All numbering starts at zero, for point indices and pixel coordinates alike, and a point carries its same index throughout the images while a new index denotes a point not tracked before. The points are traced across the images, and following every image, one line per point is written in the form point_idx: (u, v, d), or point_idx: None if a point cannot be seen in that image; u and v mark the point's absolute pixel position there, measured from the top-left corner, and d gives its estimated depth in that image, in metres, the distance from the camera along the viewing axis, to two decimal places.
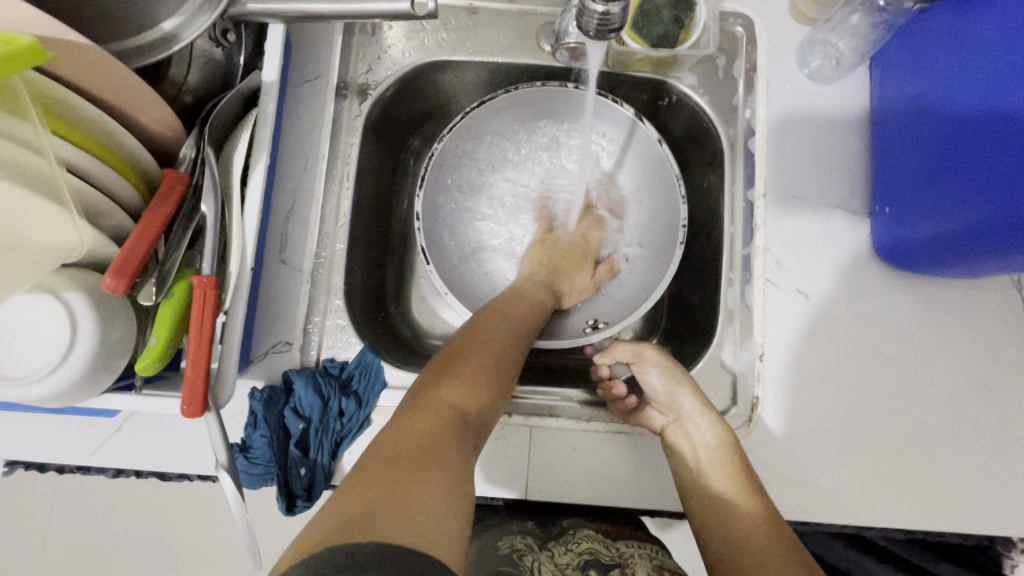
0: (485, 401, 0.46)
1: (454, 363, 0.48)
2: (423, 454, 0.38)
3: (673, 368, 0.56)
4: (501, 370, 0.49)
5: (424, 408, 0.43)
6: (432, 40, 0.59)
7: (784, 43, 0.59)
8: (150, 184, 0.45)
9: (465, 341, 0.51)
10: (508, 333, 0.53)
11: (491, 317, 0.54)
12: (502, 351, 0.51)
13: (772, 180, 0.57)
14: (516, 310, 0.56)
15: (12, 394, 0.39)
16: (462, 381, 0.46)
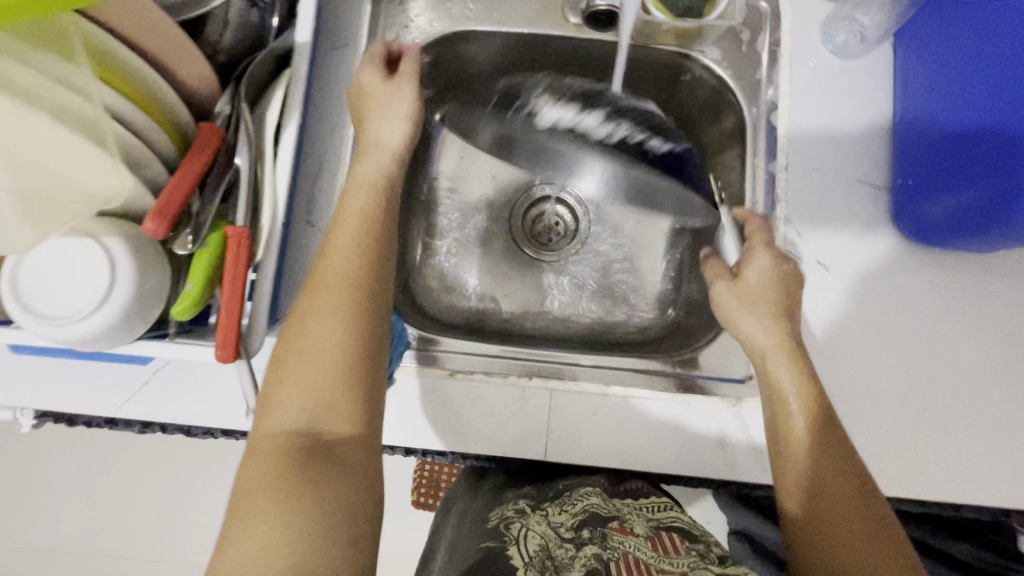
0: (322, 395, 0.38)
1: (275, 368, 0.40)
2: (254, 506, 0.34)
3: (753, 295, 0.49)
4: (324, 353, 0.39)
5: (259, 437, 0.38)
6: (459, 10, 0.60)
7: (809, 20, 0.59)
8: (184, 138, 0.46)
9: (287, 328, 0.41)
10: (334, 298, 0.41)
11: (319, 276, 0.42)
12: (328, 331, 0.40)
13: (793, 153, 0.57)
14: (345, 253, 0.43)
15: (47, 334, 0.40)
16: (286, 393, 0.38)
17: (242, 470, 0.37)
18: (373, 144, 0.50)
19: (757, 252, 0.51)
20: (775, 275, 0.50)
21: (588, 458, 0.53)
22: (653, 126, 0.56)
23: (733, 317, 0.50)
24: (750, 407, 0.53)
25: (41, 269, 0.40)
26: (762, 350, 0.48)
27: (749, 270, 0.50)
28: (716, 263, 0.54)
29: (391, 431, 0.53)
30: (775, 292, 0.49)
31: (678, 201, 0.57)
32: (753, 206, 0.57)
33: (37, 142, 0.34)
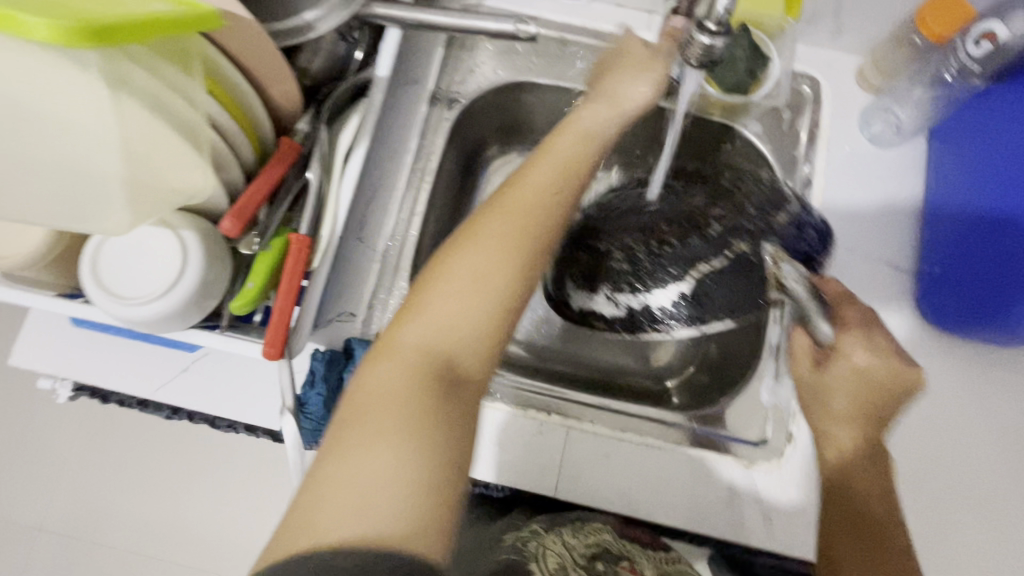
0: (469, 330, 0.40)
1: (429, 287, 0.41)
2: (383, 420, 0.35)
3: (830, 394, 0.49)
4: (487, 290, 0.40)
5: (396, 348, 0.39)
6: (523, 62, 0.65)
7: (848, 107, 0.63)
8: (264, 149, 0.50)
9: (447, 252, 0.43)
10: (506, 243, 0.42)
11: (491, 215, 0.43)
12: (498, 268, 0.41)
13: (823, 230, 0.60)
14: (531, 200, 0.44)
15: (116, 313, 0.43)
16: (437, 313, 0.40)
17: (371, 375, 0.38)
18: (622, 100, 0.50)
19: (844, 354, 0.48)
20: (862, 379, 0.47)
21: (597, 499, 0.54)
22: (685, 258, 0.55)
23: (806, 397, 0.50)
24: (763, 470, 0.54)
25: (122, 252, 0.44)
26: (832, 433, 0.49)
27: (831, 369, 0.48)
28: (802, 340, 0.51)
29: None
30: (853, 393, 0.48)
31: (721, 302, 0.55)
32: None
33: (151, 142, 0.38)
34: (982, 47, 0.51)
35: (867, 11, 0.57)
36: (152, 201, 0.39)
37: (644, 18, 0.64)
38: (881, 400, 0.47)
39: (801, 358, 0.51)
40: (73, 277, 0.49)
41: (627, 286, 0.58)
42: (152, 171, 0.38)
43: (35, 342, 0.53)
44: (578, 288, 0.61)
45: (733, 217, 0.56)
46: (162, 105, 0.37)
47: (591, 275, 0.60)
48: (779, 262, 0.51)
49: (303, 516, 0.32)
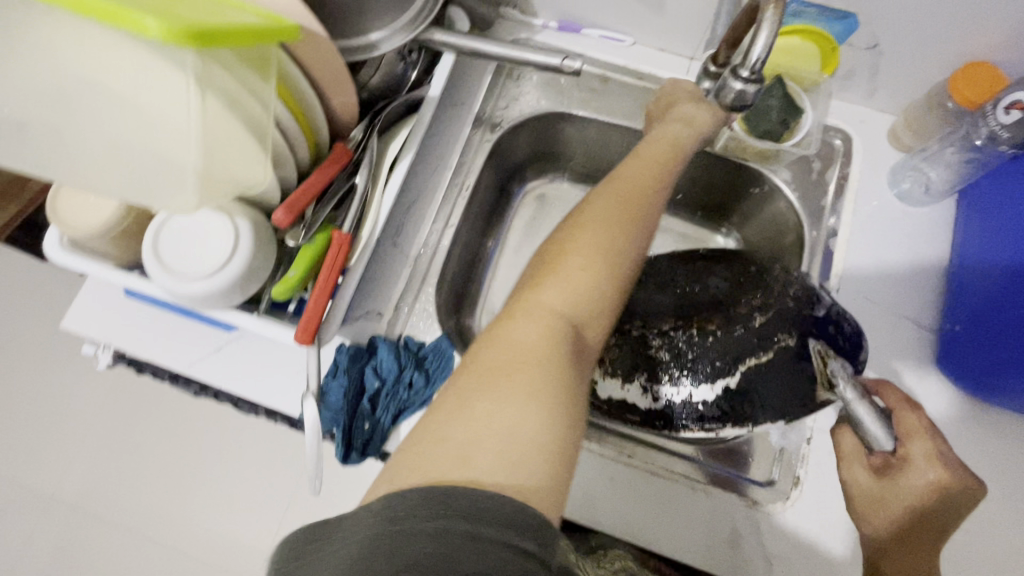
0: (597, 302, 0.41)
1: (558, 258, 0.43)
2: (518, 373, 0.36)
3: (891, 511, 0.42)
4: (614, 264, 0.42)
5: (532, 310, 0.40)
6: (565, 93, 0.68)
7: (877, 163, 0.64)
8: (319, 151, 0.54)
9: (573, 227, 0.45)
10: (617, 221, 0.44)
11: (605, 196, 0.46)
12: (611, 243, 0.43)
13: (846, 279, 0.60)
14: (632, 188, 0.47)
15: (167, 288, 0.47)
16: (568, 281, 0.41)
17: (503, 335, 0.39)
18: (698, 115, 0.51)
19: (912, 465, 0.41)
20: (932, 495, 0.40)
21: (600, 522, 0.54)
22: (729, 352, 0.49)
23: (863, 508, 0.43)
24: (767, 512, 0.53)
25: (179, 233, 0.48)
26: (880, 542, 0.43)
27: (899, 483, 0.41)
28: (852, 441, 0.45)
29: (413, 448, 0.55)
30: (921, 513, 0.40)
31: (770, 405, 0.47)
32: None
33: (224, 136, 0.42)
34: (1011, 115, 0.52)
35: (902, 73, 0.59)
36: (219, 189, 0.44)
37: (684, 63, 0.67)
38: (946, 521, 0.40)
39: (846, 461, 0.45)
40: (131, 252, 0.53)
41: (664, 376, 0.52)
42: (221, 161, 0.43)
43: (86, 310, 0.57)
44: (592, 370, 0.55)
45: (777, 304, 0.50)
46: (238, 104, 0.42)
47: (620, 360, 0.54)
48: (827, 358, 0.45)
49: (454, 458, 0.32)
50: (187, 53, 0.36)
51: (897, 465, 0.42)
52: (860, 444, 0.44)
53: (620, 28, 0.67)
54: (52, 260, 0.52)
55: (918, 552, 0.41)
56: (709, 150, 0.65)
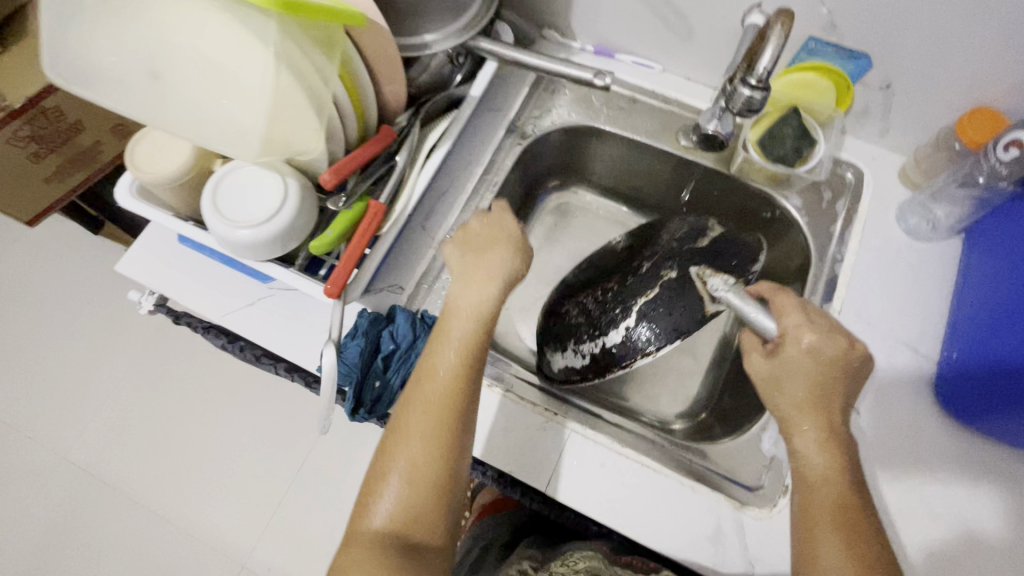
0: (424, 503, 0.47)
1: (377, 478, 0.48)
2: None
3: (781, 378, 0.49)
4: (429, 474, 0.47)
5: (365, 530, 0.46)
6: (594, 109, 0.73)
7: (888, 198, 0.67)
8: (367, 132, 0.60)
9: (394, 432, 0.49)
10: (433, 428, 0.48)
11: (416, 405, 0.50)
12: (423, 451, 0.48)
13: (849, 303, 0.62)
14: (441, 384, 0.50)
15: (217, 233, 0.52)
16: (389, 499, 0.47)
17: (340, 564, 0.45)
18: (495, 270, 0.54)
19: (789, 337, 0.49)
20: (812, 359, 0.48)
21: (588, 506, 0.55)
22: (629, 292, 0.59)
23: (762, 390, 0.50)
24: (753, 515, 0.54)
25: (230, 187, 0.53)
26: (795, 430, 0.48)
27: (784, 356, 0.49)
28: (751, 338, 0.53)
29: None
30: (811, 376, 0.47)
31: (671, 324, 0.55)
32: None
33: (288, 102, 0.47)
34: (1010, 152, 0.54)
35: (914, 114, 0.63)
36: (274, 150, 0.49)
37: (709, 93, 0.73)
38: (837, 376, 0.48)
39: (745, 350, 0.53)
40: (188, 205, 0.59)
41: (586, 336, 0.60)
42: (282, 124, 0.48)
43: (138, 257, 0.63)
44: (545, 355, 0.65)
45: (665, 249, 0.61)
46: (302, 74, 0.48)
47: (561, 337, 0.63)
48: (706, 278, 0.54)
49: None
50: (267, 16, 0.43)
51: (781, 345, 0.49)
52: (756, 338, 0.52)
53: (651, 56, 0.73)
54: (120, 204, 0.58)
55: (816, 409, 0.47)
56: (724, 171, 0.70)
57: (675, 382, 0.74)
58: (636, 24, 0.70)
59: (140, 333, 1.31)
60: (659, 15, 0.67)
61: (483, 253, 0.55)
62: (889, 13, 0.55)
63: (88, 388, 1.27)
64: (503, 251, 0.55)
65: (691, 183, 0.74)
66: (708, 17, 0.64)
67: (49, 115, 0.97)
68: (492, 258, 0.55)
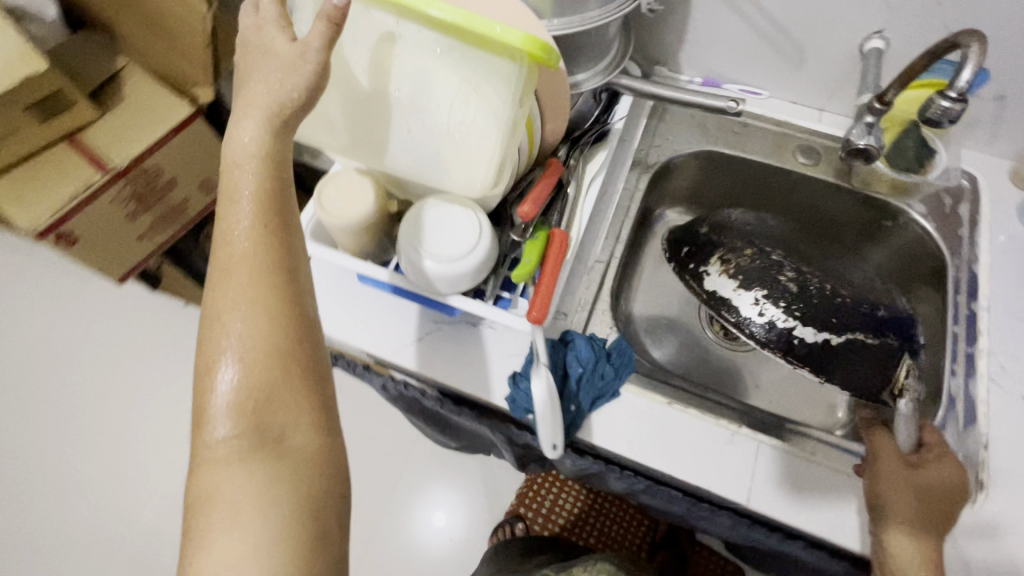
0: (281, 389, 0.38)
1: (206, 362, 0.39)
2: (229, 485, 0.37)
3: (924, 487, 0.53)
4: (262, 353, 0.38)
5: (212, 431, 0.38)
6: (711, 133, 0.77)
7: (1006, 200, 0.71)
8: (533, 165, 0.62)
9: (211, 320, 0.39)
10: (262, 302, 0.38)
11: (230, 283, 0.39)
12: (251, 326, 0.38)
13: (994, 299, 0.66)
14: (245, 249, 0.39)
15: (412, 268, 0.54)
16: (226, 385, 0.38)
17: (207, 482, 0.37)
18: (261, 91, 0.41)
19: (940, 459, 0.55)
20: (951, 484, 0.53)
21: (793, 517, 0.56)
22: (835, 319, 0.59)
23: (886, 486, 0.53)
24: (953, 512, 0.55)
25: (416, 223, 0.55)
26: (895, 525, 0.51)
27: (930, 471, 0.54)
28: (886, 442, 0.56)
29: (606, 435, 0.59)
30: (942, 495, 0.53)
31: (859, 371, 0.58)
32: (955, 333, 0.64)
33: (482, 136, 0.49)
34: None
35: None
36: (500, 179, 0.51)
37: (816, 114, 0.78)
38: (947, 506, 0.53)
39: (876, 450, 0.56)
40: (358, 245, 0.60)
41: (777, 300, 0.60)
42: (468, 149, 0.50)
43: None
44: (707, 261, 0.65)
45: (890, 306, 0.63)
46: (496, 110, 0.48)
47: (741, 270, 0.63)
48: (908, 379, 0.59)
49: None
50: (511, 60, 0.44)
51: (923, 462, 0.55)
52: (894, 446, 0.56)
53: (759, 83, 0.78)
54: None
55: (932, 524, 0.52)
56: (846, 184, 0.73)
57: (813, 390, 0.75)
58: (748, 54, 0.74)
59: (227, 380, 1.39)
60: (773, 45, 0.72)
61: (251, 66, 0.42)
62: (1011, 29, 0.60)
63: (185, 446, 1.30)
64: (285, 76, 0.40)
65: (813, 200, 0.76)
66: (824, 46, 0.70)
67: (148, 174, 1.00)
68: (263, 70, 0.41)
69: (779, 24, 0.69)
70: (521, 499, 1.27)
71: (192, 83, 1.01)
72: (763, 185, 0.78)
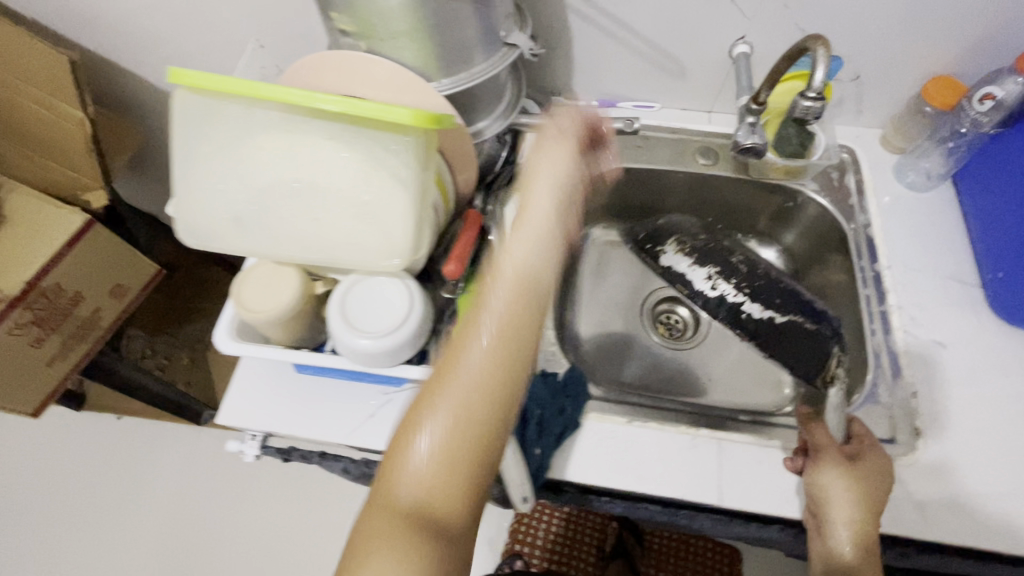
0: (457, 490, 0.39)
1: (422, 400, 0.41)
2: (394, 549, 0.36)
3: (861, 472, 0.52)
4: (479, 417, 0.40)
5: (388, 497, 0.39)
6: (616, 151, 0.81)
7: (883, 165, 0.78)
8: (451, 219, 0.63)
9: (462, 336, 0.43)
10: (496, 349, 0.42)
11: (479, 322, 0.43)
12: (478, 380, 0.41)
13: (892, 257, 0.71)
14: (507, 306, 0.44)
15: (347, 347, 0.53)
16: (429, 435, 0.39)
17: (377, 524, 0.38)
18: (536, 220, 0.49)
19: (873, 448, 0.55)
20: (886, 471, 0.53)
21: (765, 506, 0.57)
22: (779, 302, 0.67)
23: (826, 470, 0.53)
24: (903, 465, 0.59)
25: (347, 304, 0.54)
26: (839, 511, 0.50)
27: (866, 458, 0.54)
28: (824, 433, 0.56)
29: (576, 469, 0.59)
30: (879, 477, 0.52)
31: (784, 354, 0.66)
32: (867, 295, 0.70)
33: (392, 207, 0.48)
34: (986, 104, 0.66)
35: (884, 93, 0.75)
36: (421, 245, 0.50)
37: (705, 115, 0.83)
38: (886, 489, 0.52)
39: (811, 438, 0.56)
40: (288, 334, 0.58)
41: (728, 277, 0.69)
42: (377, 227, 0.48)
43: (237, 401, 0.61)
44: (662, 243, 0.75)
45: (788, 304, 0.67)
46: (399, 179, 0.47)
47: (696, 250, 0.72)
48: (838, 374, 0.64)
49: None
50: (404, 135, 0.45)
51: (859, 452, 0.55)
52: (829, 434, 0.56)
53: (649, 97, 0.83)
54: (223, 350, 0.57)
55: (876, 507, 0.51)
56: (746, 177, 0.78)
57: (762, 371, 0.79)
58: (634, 73, 0.79)
59: (197, 481, 1.34)
60: (654, 63, 0.77)
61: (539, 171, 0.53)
62: (850, 19, 0.67)
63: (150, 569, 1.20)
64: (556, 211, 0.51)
65: (720, 195, 0.82)
66: (698, 56, 0.75)
67: (48, 294, 0.92)
68: (552, 155, 0.54)
69: (654, 44, 0.74)
70: (515, 536, 1.25)
71: (82, 189, 0.95)
72: (672, 190, 0.82)
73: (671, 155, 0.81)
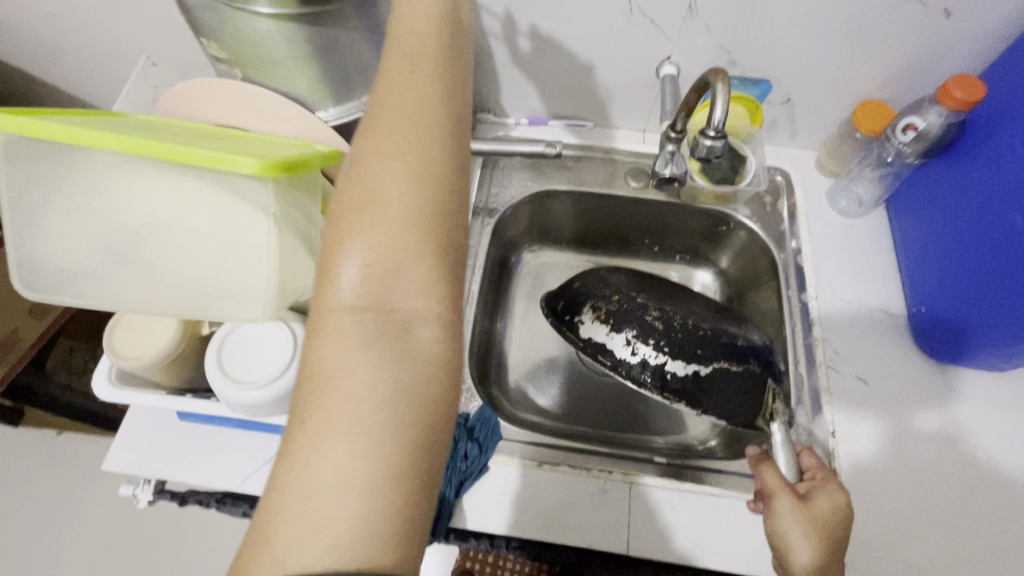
0: (414, 284, 0.34)
1: (350, 203, 0.34)
2: (349, 390, 0.30)
3: (816, 511, 0.49)
4: (416, 204, 0.35)
5: (324, 328, 0.32)
6: (545, 173, 0.78)
7: (817, 189, 0.77)
8: None
9: (371, 130, 0.36)
10: (415, 121, 0.36)
11: (386, 115, 0.37)
12: (404, 167, 0.35)
13: (821, 287, 0.70)
14: (410, 88, 0.38)
15: (229, 396, 0.49)
16: (357, 248, 0.33)
17: (321, 359, 0.32)
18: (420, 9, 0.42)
19: (827, 482, 0.51)
20: (841, 506, 0.50)
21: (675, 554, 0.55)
22: (702, 348, 0.60)
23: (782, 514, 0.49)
24: None
25: (229, 350, 0.51)
26: (799, 556, 0.47)
27: (821, 496, 0.50)
28: (773, 476, 0.51)
29: (482, 516, 0.57)
30: (835, 512, 0.49)
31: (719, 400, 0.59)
32: (794, 327, 0.68)
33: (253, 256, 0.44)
34: (908, 134, 0.64)
35: (816, 116, 0.73)
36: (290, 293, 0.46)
37: (639, 134, 0.80)
38: (845, 524, 0.49)
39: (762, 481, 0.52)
40: (176, 378, 0.55)
41: (647, 339, 0.62)
42: (235, 277, 0.44)
43: (126, 446, 0.58)
44: (579, 313, 0.67)
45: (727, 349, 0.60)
46: (257, 226, 0.44)
47: (613, 314, 0.64)
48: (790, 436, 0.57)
49: (279, 560, 0.27)
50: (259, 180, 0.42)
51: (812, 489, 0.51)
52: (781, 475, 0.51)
53: (581, 115, 0.80)
54: (102, 398, 0.53)
55: (836, 549, 0.47)
56: (677, 201, 0.76)
57: None
58: (563, 92, 0.76)
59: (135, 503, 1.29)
60: (582, 83, 0.74)
61: None
62: (776, 42, 0.65)
63: None
64: None
65: (652, 218, 0.79)
66: (626, 77, 0.72)
67: None
68: None
69: (579, 64, 0.71)
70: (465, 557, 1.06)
71: None
72: (604, 212, 0.80)
73: (601, 177, 0.78)
